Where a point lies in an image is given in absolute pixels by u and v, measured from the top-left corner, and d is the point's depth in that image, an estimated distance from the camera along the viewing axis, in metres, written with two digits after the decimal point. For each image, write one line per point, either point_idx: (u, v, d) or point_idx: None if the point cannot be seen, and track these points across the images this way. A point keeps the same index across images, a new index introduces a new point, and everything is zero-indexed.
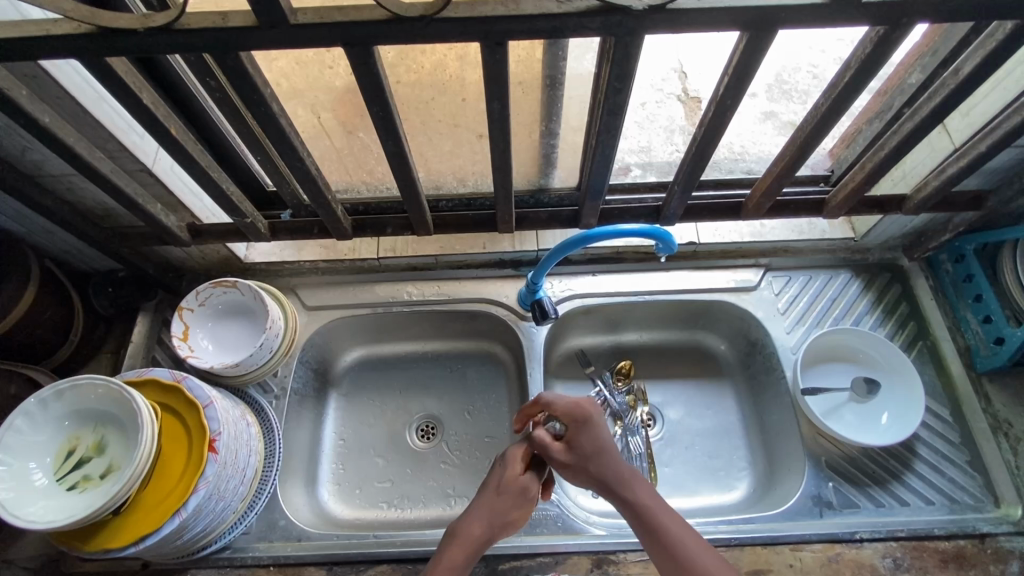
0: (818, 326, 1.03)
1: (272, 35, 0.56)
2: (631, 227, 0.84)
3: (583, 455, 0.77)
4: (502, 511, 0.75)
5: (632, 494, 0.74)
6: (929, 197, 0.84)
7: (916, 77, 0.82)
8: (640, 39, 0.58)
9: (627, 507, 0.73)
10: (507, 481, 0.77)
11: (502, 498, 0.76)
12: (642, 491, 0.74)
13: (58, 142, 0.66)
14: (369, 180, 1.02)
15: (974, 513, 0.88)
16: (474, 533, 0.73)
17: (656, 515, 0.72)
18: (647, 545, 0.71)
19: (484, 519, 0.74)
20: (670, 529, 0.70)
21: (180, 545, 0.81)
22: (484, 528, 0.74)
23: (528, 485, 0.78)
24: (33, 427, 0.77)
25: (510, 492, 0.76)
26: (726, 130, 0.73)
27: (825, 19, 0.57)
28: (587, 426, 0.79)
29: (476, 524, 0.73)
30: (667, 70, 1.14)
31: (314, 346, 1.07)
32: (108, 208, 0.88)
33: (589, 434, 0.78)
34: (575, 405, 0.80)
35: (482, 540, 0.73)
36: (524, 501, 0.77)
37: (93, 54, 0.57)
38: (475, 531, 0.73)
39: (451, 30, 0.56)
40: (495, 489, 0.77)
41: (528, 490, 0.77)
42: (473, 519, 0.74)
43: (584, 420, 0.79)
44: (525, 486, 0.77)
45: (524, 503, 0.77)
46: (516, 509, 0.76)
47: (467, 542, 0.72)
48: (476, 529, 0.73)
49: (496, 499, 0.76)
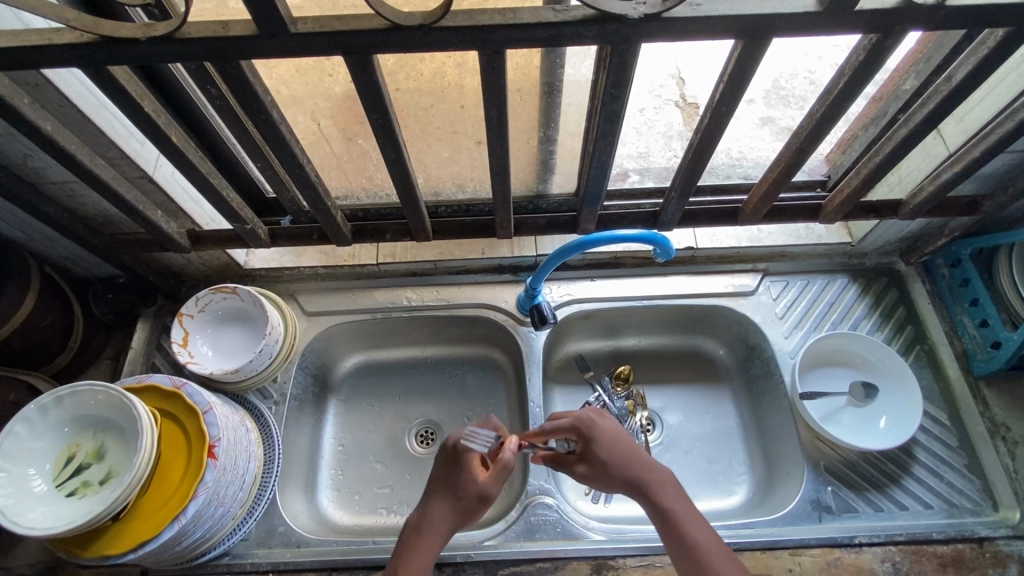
0: (816, 331, 1.03)
1: (273, 44, 0.57)
2: (628, 233, 0.84)
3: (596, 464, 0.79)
4: (461, 516, 0.78)
5: (659, 498, 0.75)
6: (924, 202, 0.84)
7: (910, 83, 0.82)
8: (636, 47, 0.59)
9: (656, 509, 0.74)
10: (465, 490, 0.78)
11: (461, 506, 0.78)
12: (671, 494, 0.75)
13: (59, 149, 0.67)
14: (368, 185, 1.03)
15: (973, 516, 0.88)
16: (432, 541, 0.76)
17: (683, 519, 0.72)
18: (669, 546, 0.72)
19: (444, 528, 0.77)
20: (696, 533, 0.71)
21: (179, 552, 0.81)
22: (441, 535, 0.77)
23: (488, 489, 0.78)
24: (33, 433, 0.77)
25: (470, 500, 0.78)
26: (722, 137, 0.73)
27: (818, 27, 0.57)
28: (614, 432, 0.81)
29: (436, 532, 0.77)
30: (665, 76, 1.15)
31: (313, 352, 1.07)
32: (108, 214, 0.88)
33: (603, 440, 0.80)
34: (581, 416, 0.83)
35: (438, 548, 0.77)
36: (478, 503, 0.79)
37: (95, 63, 0.58)
38: (435, 538, 0.77)
39: (450, 39, 0.57)
40: (455, 499, 0.78)
41: (488, 494, 0.78)
42: (432, 528, 0.77)
43: (587, 427, 0.81)
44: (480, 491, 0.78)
45: (482, 505, 0.79)
46: (475, 512, 0.79)
47: (425, 549, 0.76)
48: (435, 537, 0.77)
49: (455, 507, 0.78)
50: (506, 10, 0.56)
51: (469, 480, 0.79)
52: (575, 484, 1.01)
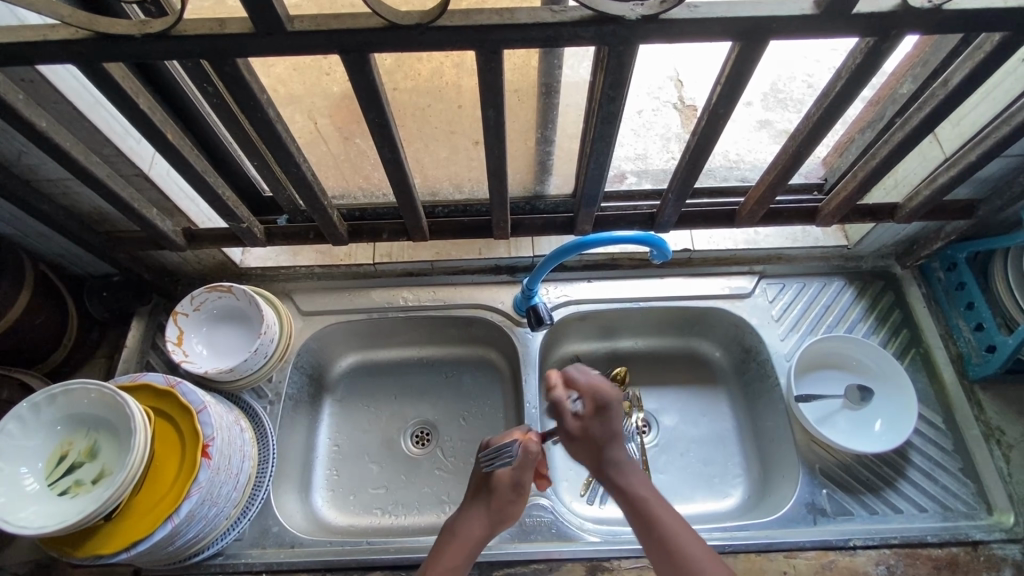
0: (812, 334, 1.03)
1: (269, 43, 0.56)
2: (625, 234, 0.84)
3: (591, 440, 0.82)
4: (499, 509, 0.81)
5: (629, 488, 0.79)
6: (920, 205, 0.85)
7: (907, 87, 0.82)
8: (634, 48, 0.58)
9: (628, 498, 0.78)
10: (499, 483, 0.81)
11: (498, 499, 0.81)
12: (638, 483, 0.80)
13: (54, 146, 0.67)
14: (365, 185, 1.02)
15: (967, 520, 0.88)
16: (472, 534, 0.79)
17: (654, 509, 0.77)
18: (642, 535, 0.76)
19: (483, 521, 0.80)
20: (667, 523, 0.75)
21: (172, 552, 0.80)
22: (482, 528, 0.80)
23: (521, 480, 0.82)
24: (24, 432, 0.76)
25: (505, 492, 0.82)
26: (719, 138, 0.73)
27: (815, 30, 0.57)
28: (594, 416, 0.83)
29: (475, 526, 0.80)
30: (663, 78, 1.15)
31: (309, 352, 1.07)
32: (103, 211, 0.88)
33: (602, 425, 0.82)
34: (602, 393, 0.83)
35: (480, 542, 0.79)
36: (518, 495, 0.83)
37: (91, 59, 0.57)
38: (474, 532, 0.79)
39: (446, 38, 0.57)
40: (492, 492, 0.81)
41: (521, 486, 0.82)
42: (472, 524, 0.80)
43: (605, 409, 0.83)
44: (520, 482, 0.82)
45: (518, 498, 0.83)
46: (512, 506, 0.82)
47: (467, 544, 0.78)
48: (476, 531, 0.79)
49: (491, 499, 0.81)
50: (503, 11, 0.56)
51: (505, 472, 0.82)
52: (571, 485, 1.00)
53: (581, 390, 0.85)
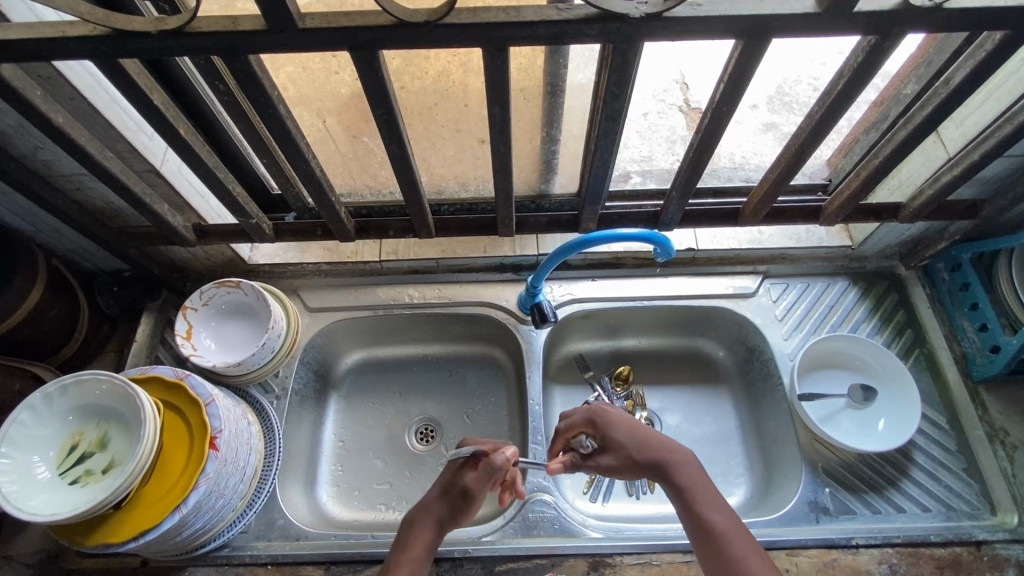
0: (816, 333, 1.04)
1: (280, 39, 0.58)
2: (629, 231, 0.84)
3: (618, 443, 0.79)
4: (455, 514, 0.77)
5: (682, 482, 0.74)
6: (924, 205, 0.85)
7: (911, 88, 0.83)
8: (638, 46, 0.59)
9: (677, 493, 0.73)
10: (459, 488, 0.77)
11: (454, 504, 0.77)
12: (687, 475, 0.74)
13: (69, 141, 0.68)
14: (372, 184, 1.04)
15: (970, 520, 0.88)
16: (426, 532, 0.75)
17: (705, 505, 0.71)
18: (692, 530, 0.71)
19: (436, 521, 0.76)
20: (718, 518, 0.70)
21: (179, 542, 0.81)
22: (433, 530, 0.76)
23: (480, 487, 0.77)
24: (37, 421, 0.78)
25: (458, 498, 0.77)
26: (722, 136, 0.74)
27: (817, 28, 0.58)
28: (614, 427, 0.81)
29: (429, 526, 0.76)
30: (669, 81, 1.16)
31: (315, 347, 1.08)
32: (115, 207, 0.89)
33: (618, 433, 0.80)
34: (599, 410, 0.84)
35: (431, 544, 0.75)
36: (473, 504, 0.78)
37: (107, 55, 0.59)
38: (428, 533, 0.75)
39: (454, 36, 0.58)
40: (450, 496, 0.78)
41: (477, 491, 0.77)
42: (426, 526, 0.76)
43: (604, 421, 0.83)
44: (475, 491, 0.77)
45: (472, 505, 0.77)
46: (465, 512, 0.77)
47: (418, 545, 0.74)
48: (429, 525, 0.76)
49: (447, 503, 0.77)
50: (509, 8, 0.57)
51: (467, 478, 0.78)
52: (574, 483, 1.01)
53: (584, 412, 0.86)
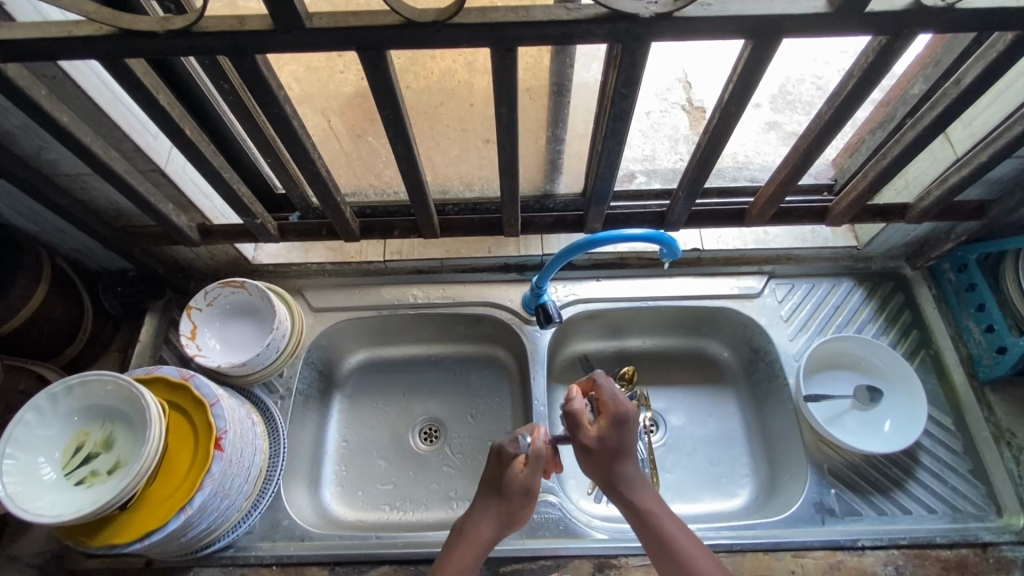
0: (821, 334, 1.03)
1: (287, 39, 0.57)
2: (635, 232, 0.84)
3: (608, 452, 0.77)
4: (512, 513, 0.79)
5: (635, 500, 0.75)
6: (931, 206, 0.85)
7: (919, 88, 0.82)
8: (647, 46, 0.59)
9: (630, 510, 0.75)
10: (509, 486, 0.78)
11: (509, 502, 0.79)
12: (642, 495, 0.76)
13: (74, 141, 0.68)
14: (376, 183, 1.04)
15: (976, 521, 0.88)
16: (484, 533, 0.78)
17: (660, 521, 0.74)
18: (647, 544, 0.74)
19: (494, 522, 0.78)
20: (673, 535, 0.73)
21: (184, 543, 0.81)
22: (491, 528, 0.78)
23: (531, 482, 0.79)
24: (42, 422, 0.77)
25: (516, 496, 0.79)
26: (730, 136, 0.74)
27: (828, 28, 0.58)
28: (604, 427, 0.78)
29: (485, 526, 0.78)
30: (672, 80, 1.15)
31: (319, 347, 1.07)
32: (120, 206, 0.89)
33: (616, 436, 0.77)
34: (618, 405, 0.78)
35: (491, 541, 0.78)
36: (529, 498, 0.80)
37: (113, 55, 0.58)
38: (487, 532, 0.78)
39: (462, 36, 0.58)
40: (501, 494, 0.79)
41: (529, 488, 0.79)
42: (484, 525, 0.78)
43: (621, 421, 0.78)
44: (529, 484, 0.79)
45: (528, 501, 0.79)
46: (522, 509, 0.79)
47: (478, 544, 0.77)
48: (487, 531, 0.78)
49: (500, 502, 0.79)
50: (518, 8, 0.57)
51: (513, 475, 0.79)
52: (578, 483, 1.01)
53: (603, 398, 0.80)
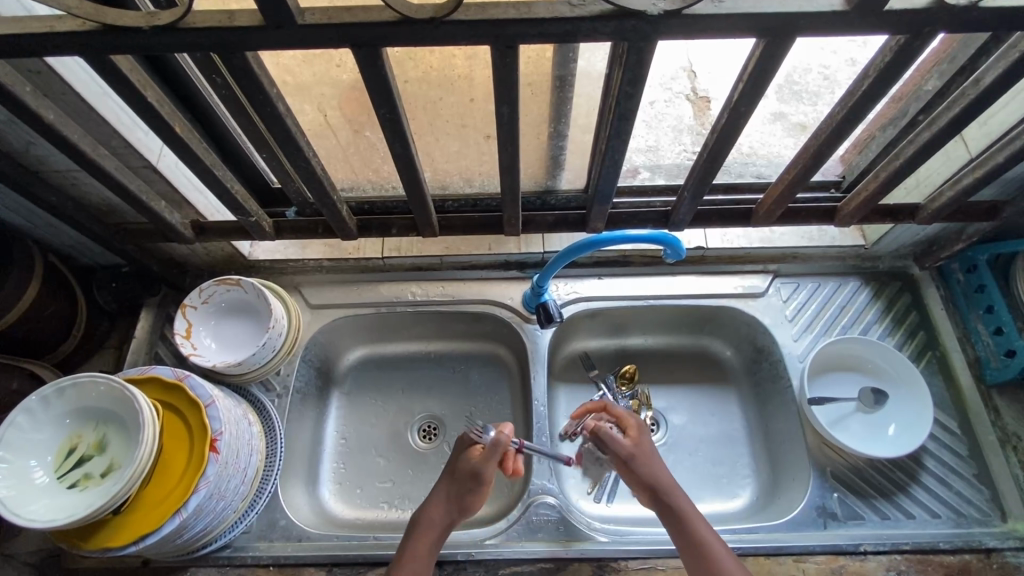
0: (826, 335, 1.02)
1: (279, 36, 0.55)
2: (639, 233, 0.82)
3: (642, 457, 0.81)
4: (459, 498, 0.80)
5: (674, 503, 0.77)
6: (943, 207, 0.82)
7: (932, 84, 0.80)
8: (654, 44, 0.57)
9: (668, 514, 0.77)
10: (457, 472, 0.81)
11: (457, 486, 0.80)
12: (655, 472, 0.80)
13: (62, 138, 0.66)
14: (374, 178, 1.02)
15: (980, 527, 0.87)
16: (433, 521, 0.78)
17: (697, 526, 0.75)
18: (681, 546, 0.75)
19: (443, 508, 0.79)
20: (709, 541, 0.74)
21: (180, 545, 0.81)
22: (439, 514, 0.79)
23: (482, 470, 0.80)
24: (34, 425, 0.76)
25: (464, 483, 0.80)
26: (738, 136, 0.72)
27: (844, 26, 0.55)
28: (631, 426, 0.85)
29: (433, 513, 0.79)
30: (677, 68, 1.13)
31: (316, 345, 1.06)
32: (112, 203, 0.87)
33: (643, 440, 0.84)
34: (634, 417, 0.87)
35: (439, 526, 0.78)
36: (478, 485, 0.80)
37: (99, 52, 0.56)
38: (437, 518, 0.79)
39: (461, 33, 0.55)
40: (450, 480, 0.81)
41: (478, 476, 0.80)
42: (432, 513, 0.79)
43: (642, 425, 0.86)
44: (478, 471, 0.80)
45: (477, 487, 0.80)
46: (469, 494, 0.80)
47: (426, 533, 0.78)
48: (434, 520, 0.79)
49: (450, 489, 0.81)
50: (520, 4, 0.54)
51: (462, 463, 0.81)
52: (577, 483, 1.00)
53: (618, 413, 0.88)
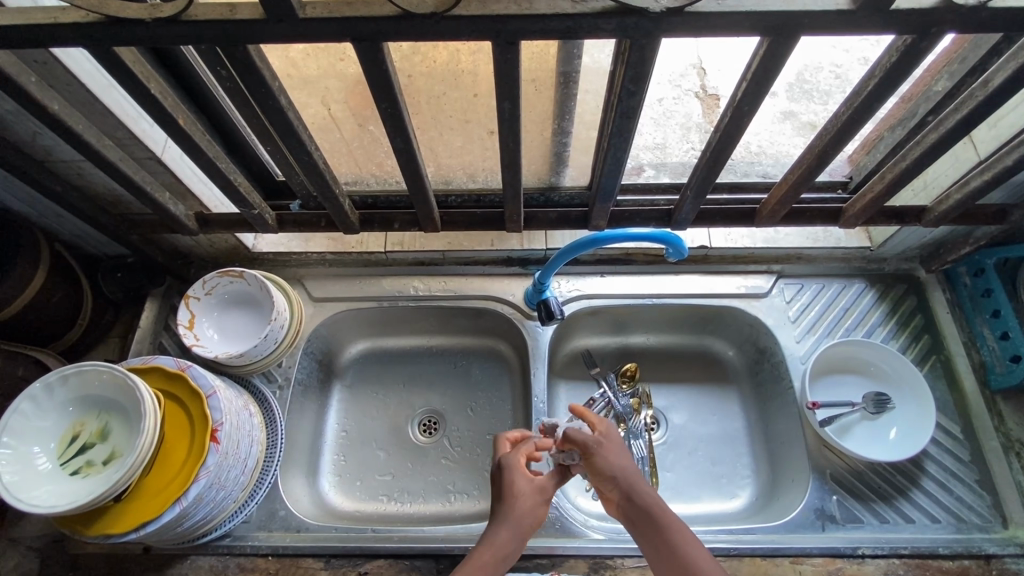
0: (829, 337, 1.01)
1: (280, 29, 0.55)
2: (641, 231, 0.82)
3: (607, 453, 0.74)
4: (529, 516, 0.71)
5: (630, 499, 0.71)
6: (950, 209, 0.81)
7: (942, 85, 0.79)
8: (657, 41, 0.56)
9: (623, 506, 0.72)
10: (517, 486, 0.73)
11: (525, 499, 0.72)
12: (622, 460, 0.74)
13: (67, 129, 0.66)
14: (378, 172, 1.02)
15: (980, 533, 0.86)
16: (504, 540, 0.69)
17: (663, 524, 0.69)
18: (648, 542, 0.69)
19: (512, 529, 0.70)
20: (669, 535, 0.68)
21: (180, 533, 0.81)
22: (514, 534, 0.70)
23: (546, 483, 0.74)
24: (37, 412, 0.77)
25: (530, 496, 0.73)
26: (742, 136, 0.71)
27: (849, 25, 0.55)
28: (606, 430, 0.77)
29: (506, 533, 0.69)
30: (685, 66, 1.13)
31: (319, 337, 1.07)
32: (117, 193, 0.88)
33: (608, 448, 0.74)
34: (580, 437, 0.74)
35: (515, 546, 0.69)
36: (544, 499, 0.74)
37: (102, 44, 0.56)
38: (507, 539, 0.69)
39: (463, 28, 0.55)
40: (513, 494, 0.72)
41: (544, 487, 0.74)
42: (501, 535, 0.69)
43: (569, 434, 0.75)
44: (544, 484, 0.74)
45: (543, 501, 0.74)
46: (540, 509, 0.73)
47: (499, 551, 0.68)
48: (503, 540, 0.69)
49: (519, 504, 0.72)
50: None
51: (521, 476, 0.74)
52: (576, 480, 1.00)
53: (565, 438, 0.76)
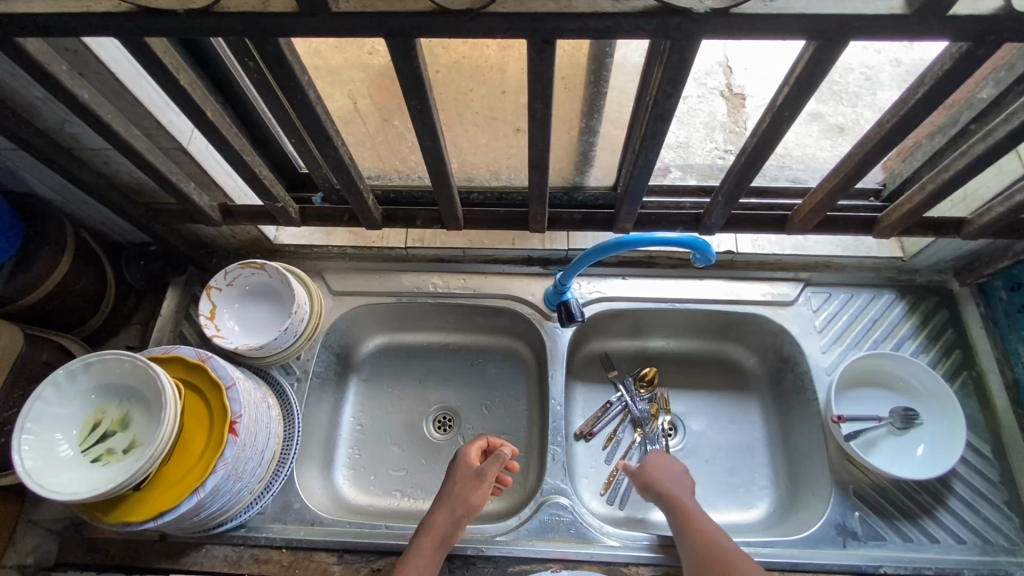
0: (855, 348, 0.99)
1: (312, 22, 0.54)
2: (668, 235, 0.80)
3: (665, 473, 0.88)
4: (465, 500, 0.84)
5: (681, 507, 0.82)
6: (991, 222, 0.79)
7: (986, 93, 0.76)
8: (697, 43, 0.54)
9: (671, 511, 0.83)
10: (457, 476, 0.87)
11: (462, 486, 0.86)
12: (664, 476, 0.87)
13: (95, 118, 0.66)
14: (401, 168, 1.00)
15: (1007, 556, 0.84)
16: (440, 522, 0.82)
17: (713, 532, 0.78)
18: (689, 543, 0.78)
19: (446, 511, 0.83)
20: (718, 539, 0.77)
21: (197, 522, 0.82)
22: (447, 516, 0.83)
23: (483, 471, 0.86)
24: (60, 399, 0.78)
25: (466, 483, 0.86)
26: (777, 144, 0.69)
27: (900, 31, 0.52)
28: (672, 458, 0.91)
29: (440, 516, 0.83)
30: (711, 63, 1.09)
31: (338, 331, 1.06)
32: (142, 182, 0.88)
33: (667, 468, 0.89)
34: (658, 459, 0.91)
35: (449, 527, 0.82)
36: (482, 483, 0.86)
37: (133, 34, 0.56)
38: (440, 521, 0.82)
39: (498, 25, 0.54)
40: (455, 482, 0.87)
41: (483, 474, 0.86)
42: (437, 518, 0.83)
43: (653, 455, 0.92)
44: (482, 471, 0.86)
45: (483, 485, 0.86)
46: (475, 492, 0.85)
47: (436, 532, 0.81)
48: (439, 523, 0.82)
49: (455, 490, 0.85)
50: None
51: (463, 467, 0.88)
52: (590, 484, 0.99)
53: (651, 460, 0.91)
